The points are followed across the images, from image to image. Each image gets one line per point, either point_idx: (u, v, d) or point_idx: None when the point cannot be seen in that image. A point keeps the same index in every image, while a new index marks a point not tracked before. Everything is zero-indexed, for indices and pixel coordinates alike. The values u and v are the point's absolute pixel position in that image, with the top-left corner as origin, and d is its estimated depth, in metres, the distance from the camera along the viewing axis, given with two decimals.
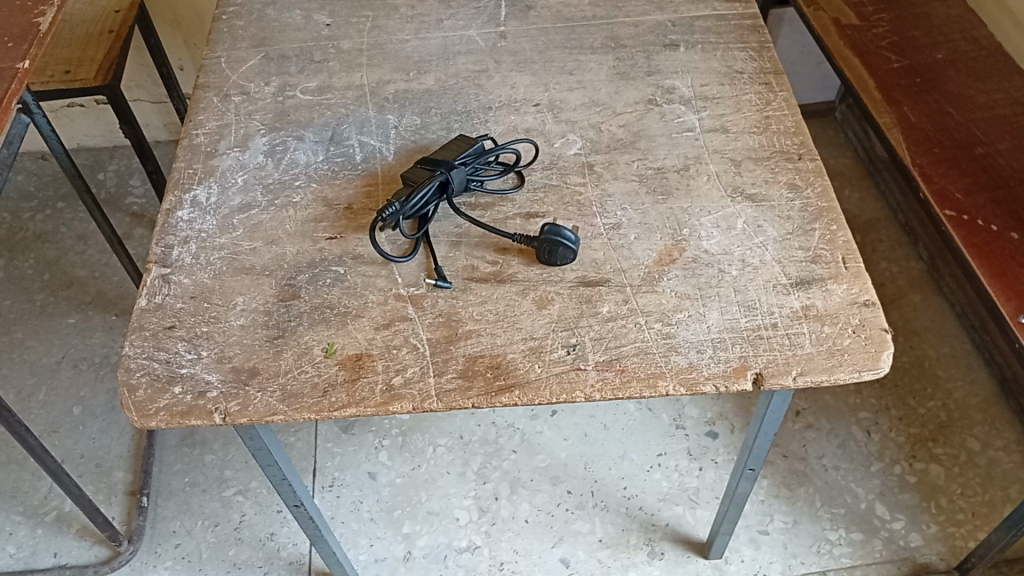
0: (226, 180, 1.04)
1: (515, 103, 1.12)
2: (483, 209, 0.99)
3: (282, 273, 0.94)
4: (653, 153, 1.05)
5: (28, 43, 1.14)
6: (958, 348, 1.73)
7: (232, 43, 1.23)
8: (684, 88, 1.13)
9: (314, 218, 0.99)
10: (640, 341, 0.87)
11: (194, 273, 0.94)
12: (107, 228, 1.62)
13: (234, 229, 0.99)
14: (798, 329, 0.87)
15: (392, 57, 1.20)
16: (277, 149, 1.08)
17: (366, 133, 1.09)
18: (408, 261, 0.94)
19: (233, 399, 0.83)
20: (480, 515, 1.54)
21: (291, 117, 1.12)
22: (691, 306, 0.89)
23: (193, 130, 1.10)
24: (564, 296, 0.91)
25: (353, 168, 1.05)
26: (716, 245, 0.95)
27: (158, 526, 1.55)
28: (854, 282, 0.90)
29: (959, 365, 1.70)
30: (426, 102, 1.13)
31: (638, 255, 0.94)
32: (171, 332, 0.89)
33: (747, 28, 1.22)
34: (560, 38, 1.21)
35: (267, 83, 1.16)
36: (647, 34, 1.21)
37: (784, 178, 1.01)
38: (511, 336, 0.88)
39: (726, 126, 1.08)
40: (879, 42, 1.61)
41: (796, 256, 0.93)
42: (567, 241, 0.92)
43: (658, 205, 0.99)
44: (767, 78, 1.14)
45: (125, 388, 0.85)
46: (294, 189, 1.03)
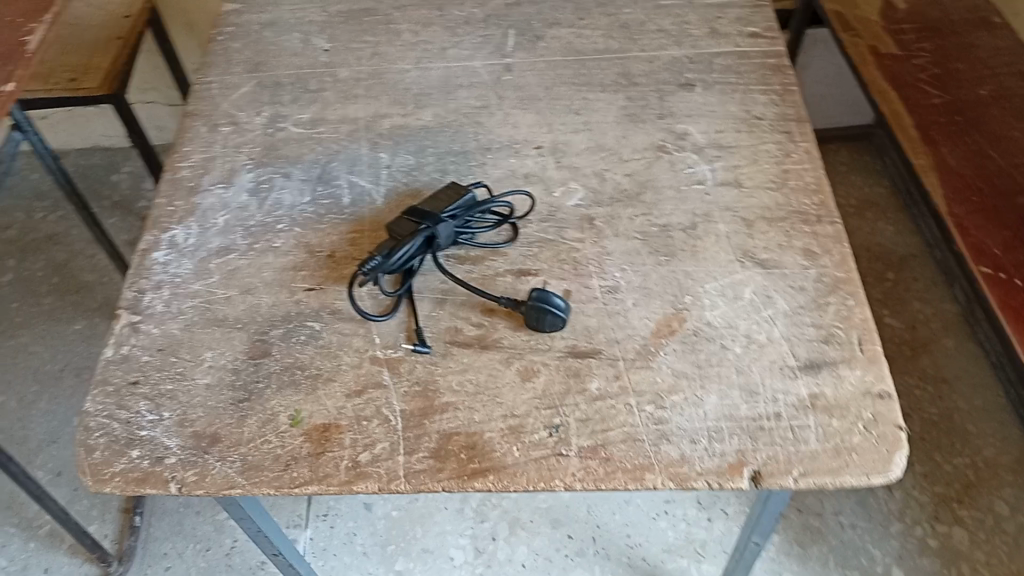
0: (206, 220, 0.99)
1: (515, 144, 1.06)
2: (472, 263, 0.93)
3: (255, 327, 0.89)
4: (659, 208, 0.98)
5: (14, 64, 1.10)
6: (990, 401, 1.63)
7: (226, 67, 1.18)
8: (697, 134, 1.06)
9: (294, 266, 0.94)
10: (629, 426, 0.80)
11: (164, 322, 0.89)
12: (96, 231, 1.58)
13: (210, 275, 0.93)
14: (803, 421, 0.80)
15: (391, 88, 1.14)
16: (262, 187, 1.02)
17: (357, 173, 1.03)
18: (387, 320, 0.88)
19: (190, 468, 0.78)
20: (476, 556, 1.48)
21: (280, 151, 1.06)
22: (688, 387, 0.82)
23: (178, 162, 1.06)
24: (550, 367, 0.84)
25: (339, 212, 0.99)
26: (720, 316, 0.88)
27: (150, 546, 1.48)
28: (868, 368, 0.83)
29: (989, 420, 1.61)
30: (421, 140, 1.07)
31: (634, 323, 0.88)
32: (133, 388, 0.84)
33: (770, 68, 1.14)
34: (569, 72, 1.14)
35: (258, 113, 1.11)
36: (662, 72, 1.14)
37: (799, 243, 0.94)
38: (490, 413, 0.81)
39: (741, 180, 1.00)
40: (918, 75, 1.52)
41: (807, 335, 0.86)
42: (556, 309, 0.85)
43: (659, 267, 0.92)
44: (789, 126, 1.06)
45: (82, 449, 0.80)
46: (275, 232, 0.97)
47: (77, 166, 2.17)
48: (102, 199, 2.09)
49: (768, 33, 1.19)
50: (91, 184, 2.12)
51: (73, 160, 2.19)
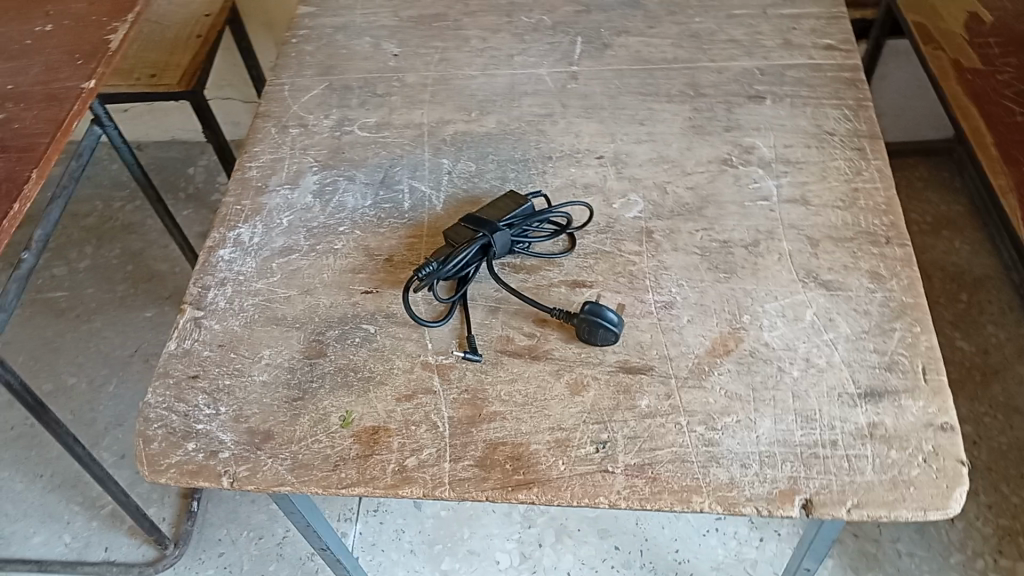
0: (271, 220, 1.02)
1: (577, 153, 1.05)
2: (527, 272, 0.93)
3: (312, 327, 0.91)
4: (720, 224, 0.96)
5: (96, 62, 1.15)
6: None
7: (298, 69, 1.21)
8: (764, 148, 1.03)
9: (353, 268, 0.96)
10: (678, 446, 0.79)
11: (226, 319, 0.92)
12: (168, 221, 1.63)
13: (271, 274, 0.96)
14: (860, 451, 0.77)
15: (456, 94, 1.15)
16: (327, 189, 1.04)
17: (418, 178, 1.04)
18: (440, 326, 0.89)
19: (243, 464, 0.81)
20: (522, 561, 1.47)
21: (345, 154, 1.08)
22: (741, 409, 0.80)
23: (248, 162, 1.09)
24: (600, 382, 0.83)
25: (399, 216, 1.00)
26: (779, 338, 0.85)
27: (205, 532, 1.53)
28: (932, 400, 0.80)
29: None
30: (483, 147, 1.07)
31: (688, 341, 0.86)
32: (193, 382, 0.87)
33: (844, 82, 1.10)
34: (635, 82, 1.13)
35: (326, 116, 1.14)
36: (730, 83, 1.11)
37: (866, 265, 0.90)
38: (538, 424, 0.81)
39: (808, 197, 0.97)
40: (1002, 90, 1.45)
41: (869, 361, 0.83)
42: (609, 323, 0.84)
43: (718, 285, 0.90)
44: (861, 142, 1.02)
45: (141, 438, 0.83)
46: (337, 234, 0.99)
47: (156, 157, 2.26)
48: (177, 191, 2.16)
49: (845, 45, 1.15)
50: (168, 175, 2.20)
51: (153, 152, 2.27)
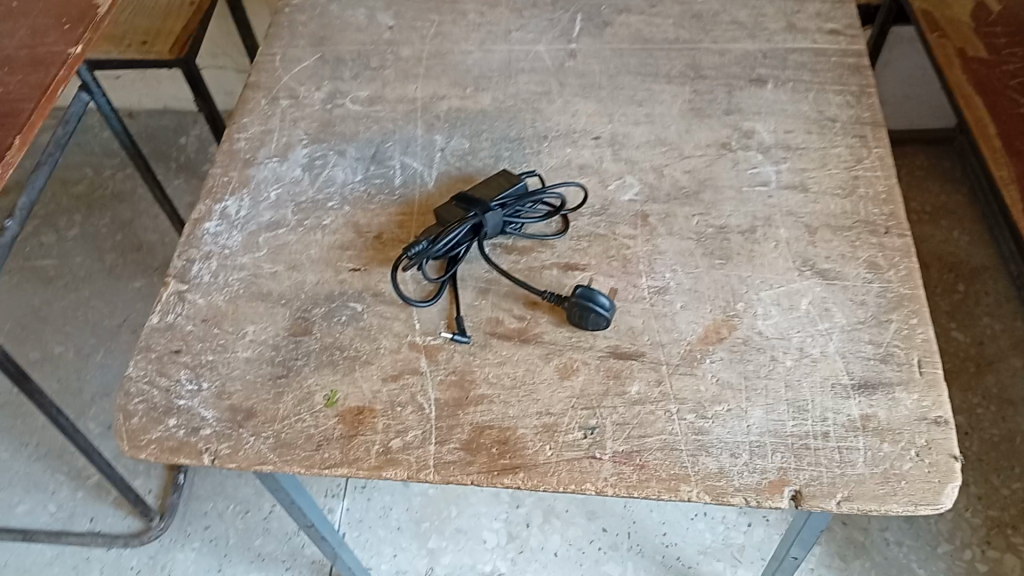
0: (259, 193, 0.99)
1: (573, 133, 1.03)
2: (519, 253, 0.91)
3: (299, 304, 0.89)
4: (717, 209, 0.94)
5: (84, 27, 1.12)
6: None
7: (289, 40, 1.18)
8: (764, 133, 1.01)
9: (341, 245, 0.94)
10: (667, 434, 0.77)
11: (210, 293, 0.90)
12: (158, 191, 1.60)
13: (258, 248, 0.94)
14: (852, 443, 0.76)
15: (451, 69, 1.12)
16: (316, 163, 1.02)
17: (411, 154, 1.02)
18: (429, 306, 0.87)
19: (225, 442, 0.79)
20: (508, 541, 1.46)
21: (336, 128, 1.06)
22: (732, 398, 0.79)
23: (236, 134, 1.06)
24: (591, 367, 0.82)
25: (389, 193, 0.98)
26: (773, 326, 0.84)
27: (191, 506, 1.51)
28: (926, 393, 0.79)
29: None
30: (477, 124, 1.05)
31: (681, 327, 0.84)
32: (176, 357, 0.85)
33: (847, 67, 1.08)
34: (635, 62, 1.11)
35: (318, 89, 1.11)
36: (732, 66, 1.09)
37: (863, 255, 0.89)
38: (525, 409, 0.80)
39: (806, 184, 0.96)
40: (1007, 81, 1.43)
41: (863, 352, 0.81)
42: (600, 308, 0.83)
43: (713, 271, 0.89)
44: (863, 130, 1.01)
45: (121, 413, 0.81)
46: (326, 210, 0.97)
47: (147, 126, 2.22)
48: (168, 160, 2.13)
49: (849, 31, 1.13)
50: (159, 145, 2.17)
51: (144, 121, 2.24)
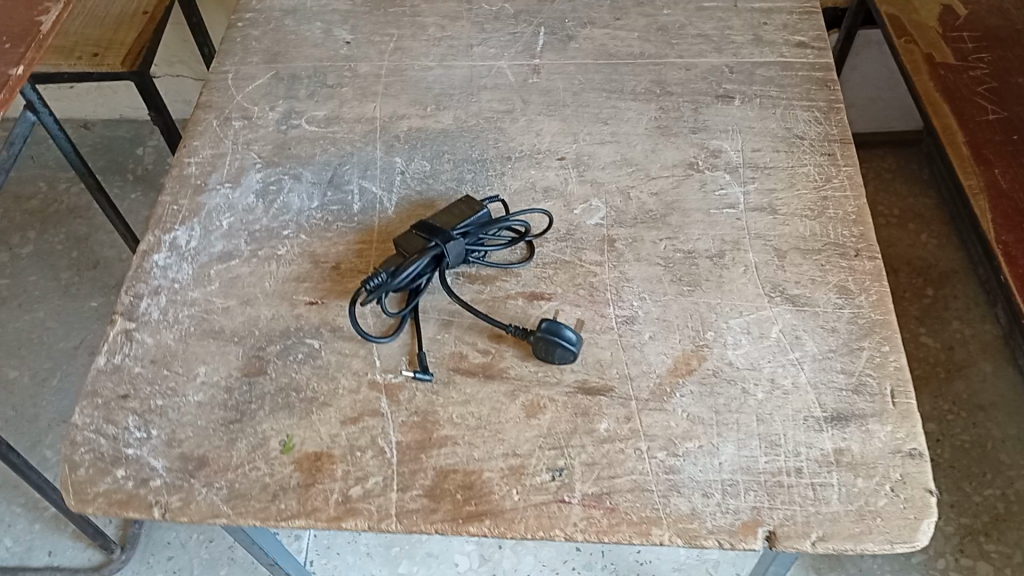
0: (210, 222, 0.95)
1: (537, 154, 1.00)
2: (483, 283, 0.88)
3: (252, 341, 0.85)
4: (685, 232, 0.92)
5: (25, 46, 1.06)
6: None
7: (242, 56, 1.13)
8: (732, 152, 0.99)
9: (297, 277, 0.90)
10: (638, 473, 0.75)
11: (158, 331, 0.86)
12: (110, 211, 1.55)
13: (209, 282, 0.90)
14: (826, 479, 0.74)
15: (411, 87, 1.08)
16: (270, 189, 0.98)
17: (369, 178, 0.98)
18: (388, 342, 0.84)
19: (175, 493, 0.75)
20: (480, 563, 1.43)
21: (290, 150, 1.02)
22: (703, 433, 0.77)
23: (186, 157, 1.02)
24: (558, 404, 0.79)
25: (347, 220, 0.95)
26: (743, 357, 0.82)
27: (153, 534, 1.47)
28: (900, 425, 0.77)
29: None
30: (439, 145, 1.01)
31: (650, 359, 0.82)
32: (123, 403, 0.81)
33: (815, 82, 1.06)
34: (600, 77, 1.08)
35: (272, 108, 1.07)
36: (698, 81, 1.07)
37: (834, 279, 0.87)
38: (491, 450, 0.77)
39: (775, 205, 0.94)
40: (975, 87, 1.43)
41: (836, 383, 0.80)
42: (566, 342, 0.80)
43: (681, 298, 0.86)
44: (831, 147, 0.99)
45: (67, 465, 0.78)
46: (281, 239, 0.93)
47: (103, 137, 2.15)
48: (124, 172, 2.06)
49: (816, 43, 1.11)
50: (116, 156, 2.10)
51: (100, 131, 2.16)
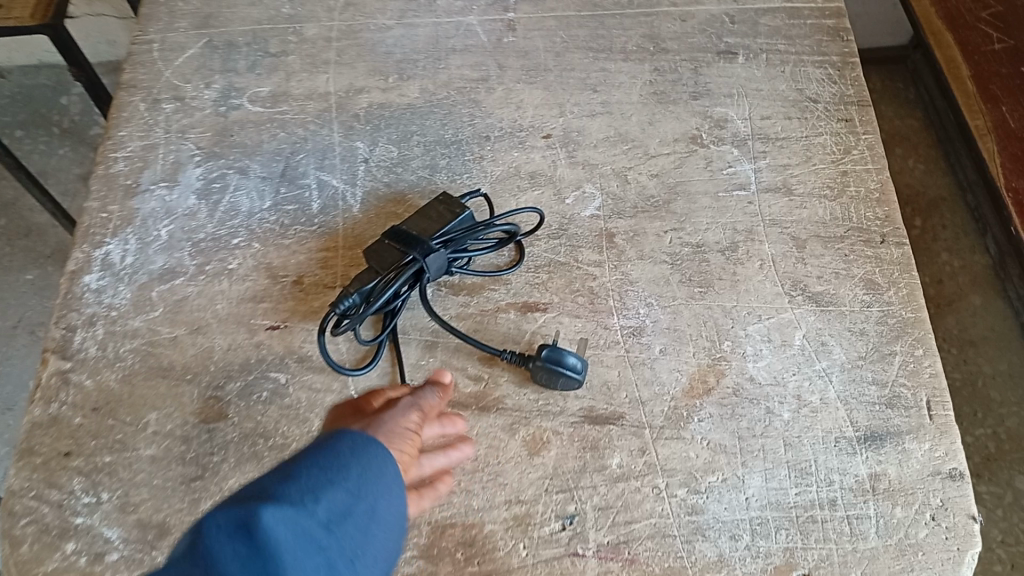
0: (147, 231, 0.82)
1: (519, 132, 0.88)
2: (468, 294, 0.78)
3: (208, 379, 0.74)
4: (692, 221, 0.82)
5: None
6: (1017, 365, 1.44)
7: (168, 21, 0.98)
8: (738, 121, 0.88)
9: (254, 296, 0.78)
10: (657, 517, 0.67)
11: (99, 371, 0.75)
12: (34, 187, 1.37)
13: (152, 307, 0.78)
14: (862, 510, 0.67)
15: (368, 52, 0.94)
16: (213, 187, 0.85)
17: (328, 169, 0.86)
18: (366, 374, 0.73)
19: (136, 569, 0.66)
20: None
21: (232, 138, 0.88)
22: (726, 465, 0.69)
23: (112, 151, 0.87)
24: (563, 438, 0.71)
25: (307, 222, 0.82)
26: (765, 370, 0.73)
27: None
28: (938, 442, 0.70)
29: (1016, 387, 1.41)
30: (405, 125, 0.88)
31: (662, 378, 0.73)
32: (65, 462, 0.70)
33: (826, 32, 0.95)
34: (584, 33, 0.95)
35: (207, 85, 0.92)
36: (695, 35, 0.94)
37: (859, 271, 0.78)
38: (492, 497, 0.68)
39: (789, 184, 0.83)
40: (979, 13, 1.32)
41: (868, 396, 0.72)
42: (570, 370, 0.70)
43: (692, 303, 0.77)
44: (849, 111, 0.88)
45: (5, 542, 0.67)
46: (230, 250, 0.81)
47: (21, 87, 1.91)
48: (49, 126, 1.84)
49: None
50: (37, 107, 1.87)
51: (18, 80, 1.92)
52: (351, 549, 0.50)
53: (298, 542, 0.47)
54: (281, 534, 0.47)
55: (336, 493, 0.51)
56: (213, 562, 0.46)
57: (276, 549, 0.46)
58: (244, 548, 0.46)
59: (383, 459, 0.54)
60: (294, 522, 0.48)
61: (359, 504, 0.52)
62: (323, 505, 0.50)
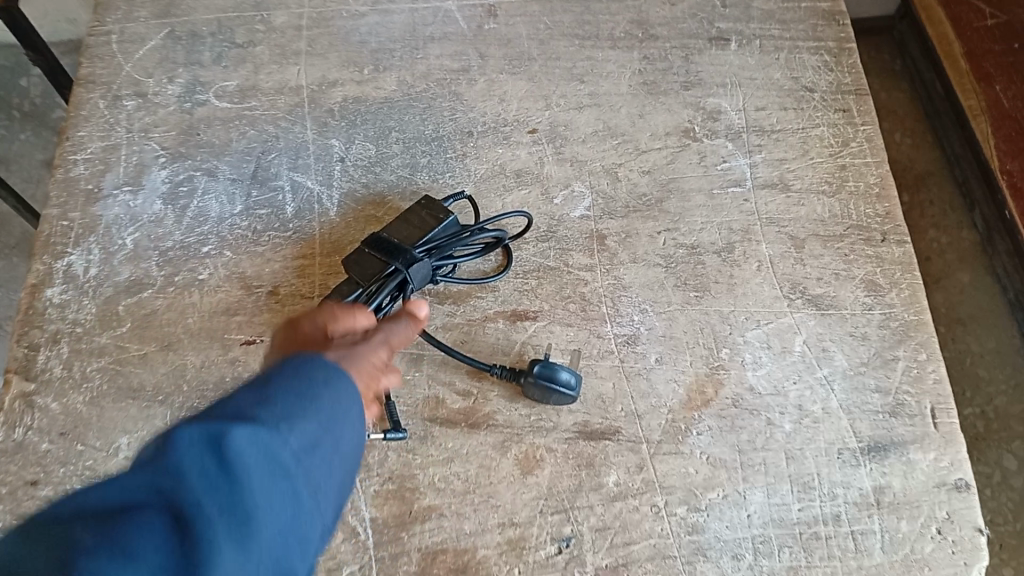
0: (111, 239, 0.77)
1: (503, 127, 0.83)
2: (454, 302, 0.74)
3: (182, 399, 0.70)
4: (686, 221, 0.78)
5: None
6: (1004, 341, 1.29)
7: (127, 10, 0.92)
8: (732, 112, 0.84)
9: (227, 308, 0.74)
10: (657, 537, 0.65)
11: (65, 393, 0.70)
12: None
13: (119, 323, 0.73)
14: (867, 525, 0.65)
15: (340, 41, 0.89)
16: (180, 190, 0.80)
17: (301, 169, 0.81)
18: None
19: None
20: None
21: (199, 137, 0.83)
22: (727, 480, 0.67)
23: (71, 153, 0.82)
24: (557, 455, 0.68)
25: (281, 227, 0.78)
26: (765, 379, 0.71)
27: None
28: (943, 451, 0.68)
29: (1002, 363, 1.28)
30: (383, 120, 0.84)
31: (659, 390, 0.70)
32: (33, 492, 0.66)
33: (821, 16, 0.91)
34: (569, 19, 0.90)
35: (170, 80, 0.86)
36: (686, 20, 0.90)
37: (860, 272, 0.75)
38: (484, 520, 0.65)
39: (786, 179, 0.80)
40: None
41: (871, 404, 0.70)
42: (564, 386, 0.67)
43: (688, 308, 0.74)
44: (846, 101, 0.85)
45: None
46: (200, 259, 0.76)
47: None
48: None
49: None
50: None
51: None
52: (317, 482, 0.45)
53: (267, 468, 0.42)
54: (251, 457, 0.41)
55: (308, 418, 0.45)
56: (180, 479, 0.39)
57: (246, 473, 0.41)
58: (211, 465, 0.40)
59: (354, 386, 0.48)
60: (266, 446, 0.42)
61: (328, 433, 0.46)
62: (294, 429, 0.44)
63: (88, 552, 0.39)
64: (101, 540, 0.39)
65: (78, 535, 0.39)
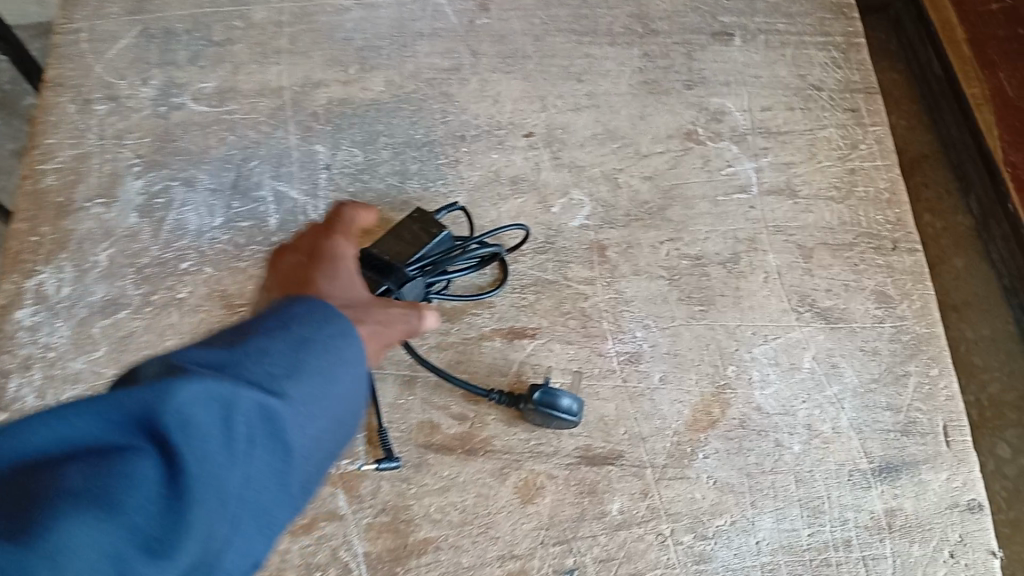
0: (84, 255, 0.73)
1: (498, 130, 0.79)
2: (448, 320, 0.71)
3: None
4: (690, 230, 0.75)
5: None
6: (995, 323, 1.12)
7: (98, 7, 0.87)
8: (736, 113, 0.80)
9: (210, 329, 0.70)
10: (663, 567, 0.62)
11: None
12: None
13: (95, 346, 0.69)
14: (878, 551, 0.63)
15: (324, 38, 0.84)
16: (157, 201, 0.75)
17: (285, 178, 0.77)
18: None
19: None
20: None
21: (175, 144, 0.78)
22: (735, 506, 0.64)
23: (41, 163, 0.77)
24: (558, 482, 0.65)
25: (265, 241, 0.74)
26: (773, 398, 0.68)
27: None
28: (955, 472, 0.66)
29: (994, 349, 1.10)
30: (370, 124, 0.79)
31: (663, 411, 0.67)
32: None
33: (829, 9, 0.88)
34: (565, 13, 0.86)
35: (144, 82, 0.82)
36: (688, 14, 0.86)
37: (870, 283, 0.73)
38: (483, 552, 0.63)
39: (792, 184, 0.77)
40: None
41: (881, 422, 0.67)
42: (565, 413, 0.64)
43: (693, 323, 0.71)
44: (855, 100, 0.82)
45: None
46: (180, 276, 0.72)
47: None
48: None
49: None
50: None
51: None
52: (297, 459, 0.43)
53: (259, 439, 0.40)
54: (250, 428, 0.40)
55: (311, 394, 0.43)
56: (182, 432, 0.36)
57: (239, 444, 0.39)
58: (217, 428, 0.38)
59: (354, 367, 0.46)
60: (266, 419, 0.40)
61: (321, 409, 0.44)
62: (293, 403, 0.42)
63: (67, 493, 0.34)
64: (84, 484, 0.35)
65: (56, 476, 0.35)
